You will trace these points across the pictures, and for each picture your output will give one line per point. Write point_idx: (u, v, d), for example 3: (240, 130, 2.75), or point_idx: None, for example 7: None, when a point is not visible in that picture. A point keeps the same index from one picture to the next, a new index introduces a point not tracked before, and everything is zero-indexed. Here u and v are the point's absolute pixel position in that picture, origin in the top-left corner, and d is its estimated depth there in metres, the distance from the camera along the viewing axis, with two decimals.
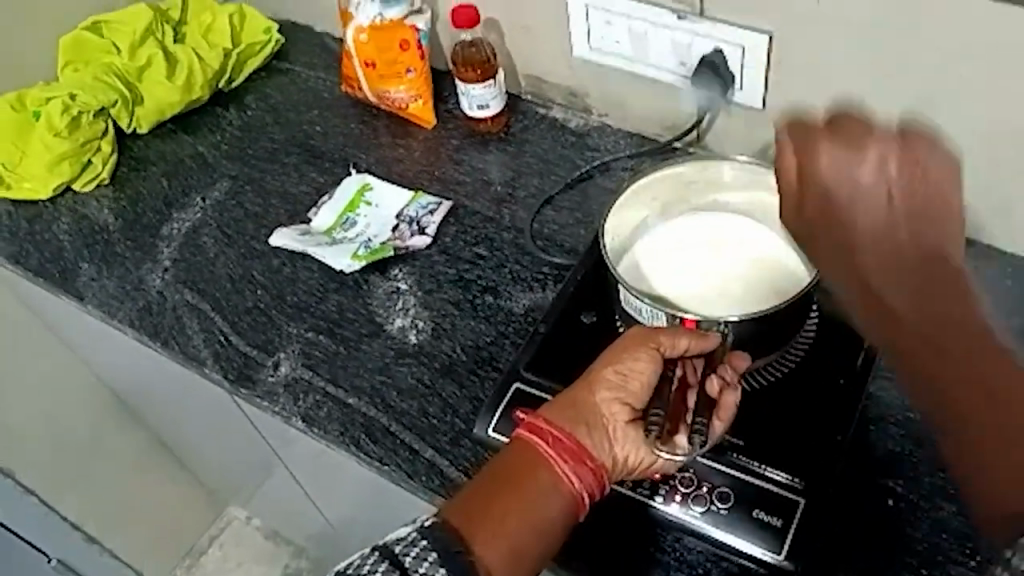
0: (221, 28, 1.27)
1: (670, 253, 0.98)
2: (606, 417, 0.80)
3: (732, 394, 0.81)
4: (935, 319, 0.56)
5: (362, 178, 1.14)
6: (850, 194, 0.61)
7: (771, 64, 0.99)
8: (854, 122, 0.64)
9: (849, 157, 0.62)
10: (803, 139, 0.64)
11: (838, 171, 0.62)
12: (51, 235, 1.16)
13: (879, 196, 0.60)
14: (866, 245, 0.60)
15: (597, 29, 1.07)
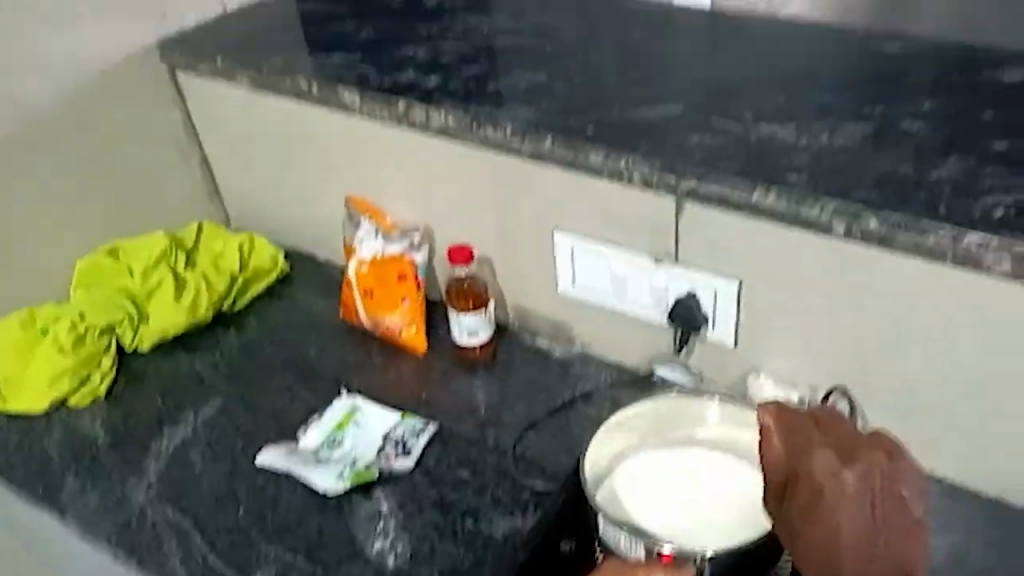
0: (231, 256, 1.37)
1: (651, 481, 1.01)
2: None
3: None
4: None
5: (352, 400, 1.19)
6: (835, 502, 0.76)
7: (740, 306, 1.08)
8: (836, 425, 0.81)
9: (837, 463, 0.77)
10: (794, 436, 0.81)
11: (830, 478, 0.77)
12: (41, 448, 1.18)
13: (862, 503, 0.75)
14: (847, 542, 0.74)
15: (580, 268, 1.17)
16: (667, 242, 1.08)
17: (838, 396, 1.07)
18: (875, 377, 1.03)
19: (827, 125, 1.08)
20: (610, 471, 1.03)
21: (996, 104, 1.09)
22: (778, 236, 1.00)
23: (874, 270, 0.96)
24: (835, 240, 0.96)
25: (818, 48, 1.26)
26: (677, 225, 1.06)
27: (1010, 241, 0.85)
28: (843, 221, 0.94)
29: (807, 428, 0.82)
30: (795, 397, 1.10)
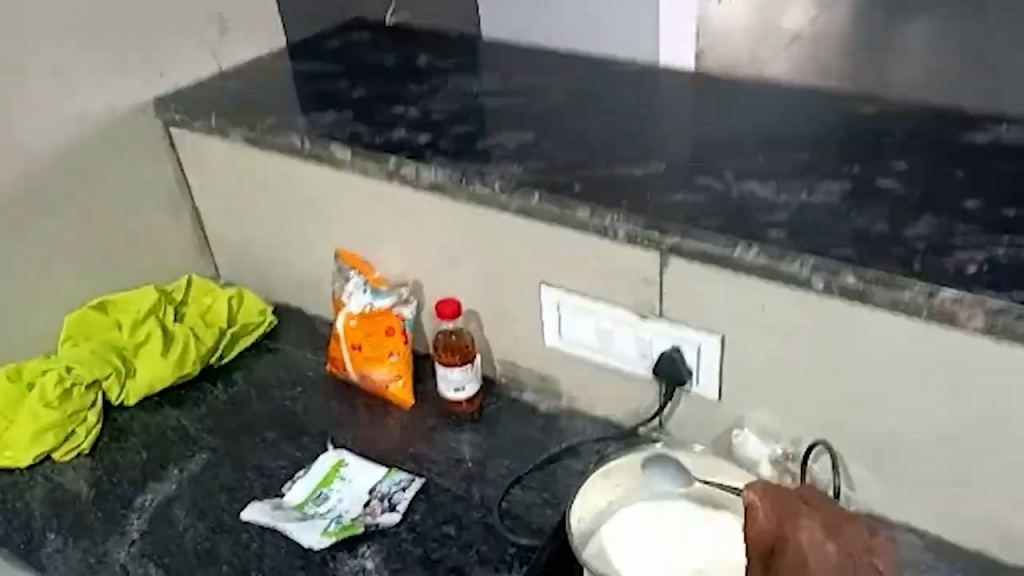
0: (219, 308, 1.38)
1: (643, 538, 1.02)
2: None
3: None
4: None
5: (339, 454, 1.19)
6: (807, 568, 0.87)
7: (724, 359, 1.09)
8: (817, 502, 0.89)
9: (818, 539, 0.87)
10: (784, 512, 0.89)
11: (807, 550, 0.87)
12: (22, 504, 1.17)
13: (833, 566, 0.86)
14: None
15: (566, 322, 1.18)
16: (651, 296, 1.10)
17: (820, 449, 1.09)
18: (857, 430, 1.05)
19: (805, 183, 1.11)
20: (596, 528, 1.04)
21: (967, 164, 1.12)
22: (759, 291, 1.02)
23: (853, 326, 0.98)
24: (817, 294, 0.98)
25: (796, 109, 1.30)
26: (660, 279, 1.08)
27: (982, 296, 0.88)
28: (822, 275, 0.96)
29: (796, 506, 0.89)
30: (778, 449, 1.11)
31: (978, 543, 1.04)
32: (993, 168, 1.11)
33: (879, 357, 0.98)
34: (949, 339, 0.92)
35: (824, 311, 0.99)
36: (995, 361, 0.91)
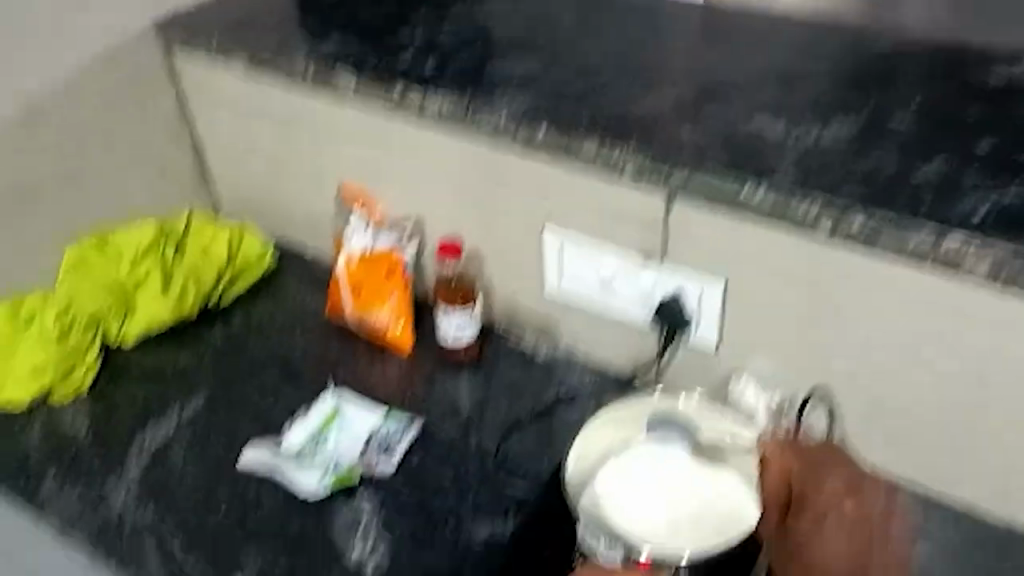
0: (219, 248, 1.35)
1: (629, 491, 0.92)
2: None
3: None
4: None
5: (336, 398, 1.17)
6: (844, 521, 0.95)
7: (726, 305, 1.06)
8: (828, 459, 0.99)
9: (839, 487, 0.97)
10: (810, 461, 0.98)
11: (825, 502, 0.96)
12: (22, 445, 1.17)
13: (841, 515, 0.96)
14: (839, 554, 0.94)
15: (569, 266, 1.15)
16: (654, 237, 1.06)
17: (816, 403, 1.06)
18: (858, 384, 1.01)
19: (818, 123, 1.06)
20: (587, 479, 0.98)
21: (983, 105, 1.07)
22: (763, 235, 0.98)
23: (857, 277, 0.94)
24: (824, 238, 0.94)
25: (811, 42, 1.24)
26: (666, 221, 1.04)
27: (986, 243, 0.86)
28: (829, 216, 0.92)
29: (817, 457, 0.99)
30: (773, 402, 1.08)
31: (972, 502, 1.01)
32: (1009, 111, 1.06)
33: (878, 311, 0.95)
34: (946, 293, 0.90)
35: (827, 260, 0.95)
36: (995, 315, 0.88)
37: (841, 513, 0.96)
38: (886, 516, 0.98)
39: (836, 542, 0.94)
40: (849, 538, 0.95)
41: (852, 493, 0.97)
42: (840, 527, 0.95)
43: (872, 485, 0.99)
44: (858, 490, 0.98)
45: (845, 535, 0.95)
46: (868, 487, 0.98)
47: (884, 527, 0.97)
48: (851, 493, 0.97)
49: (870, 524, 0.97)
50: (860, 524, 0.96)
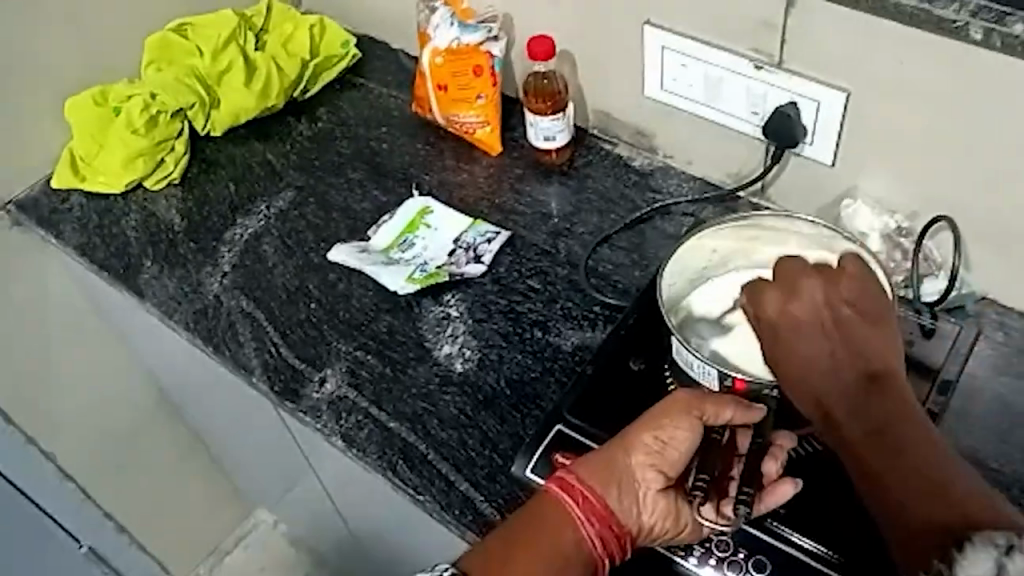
0: (301, 38, 1.29)
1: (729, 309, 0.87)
2: (637, 485, 0.72)
3: (788, 485, 0.73)
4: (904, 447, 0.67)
5: (424, 200, 1.15)
6: (825, 334, 0.73)
7: (848, 121, 0.94)
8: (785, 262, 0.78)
9: (792, 298, 0.75)
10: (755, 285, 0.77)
11: (791, 318, 0.74)
12: (120, 230, 1.19)
13: (816, 332, 0.73)
14: (825, 377, 0.71)
15: (671, 70, 1.04)
16: (771, 42, 0.95)
17: (941, 227, 0.95)
18: (987, 212, 0.91)
19: None
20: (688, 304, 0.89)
21: None
22: (900, 40, 0.86)
23: (1004, 93, 0.83)
24: (974, 48, 0.82)
25: None
26: (784, 24, 0.93)
27: None
28: (983, 25, 0.80)
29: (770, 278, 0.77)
30: (892, 224, 0.97)
31: None
32: None
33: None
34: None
35: (971, 73, 0.84)
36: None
37: (813, 328, 0.73)
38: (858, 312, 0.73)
39: (814, 357, 0.72)
40: (837, 348, 0.72)
41: (814, 297, 0.74)
42: (823, 346, 0.72)
43: (814, 281, 0.75)
44: (801, 293, 0.74)
45: (837, 354, 0.72)
46: (810, 278, 0.75)
47: (857, 320, 0.73)
48: (816, 299, 0.74)
49: (867, 325, 0.73)
50: (835, 338, 0.72)
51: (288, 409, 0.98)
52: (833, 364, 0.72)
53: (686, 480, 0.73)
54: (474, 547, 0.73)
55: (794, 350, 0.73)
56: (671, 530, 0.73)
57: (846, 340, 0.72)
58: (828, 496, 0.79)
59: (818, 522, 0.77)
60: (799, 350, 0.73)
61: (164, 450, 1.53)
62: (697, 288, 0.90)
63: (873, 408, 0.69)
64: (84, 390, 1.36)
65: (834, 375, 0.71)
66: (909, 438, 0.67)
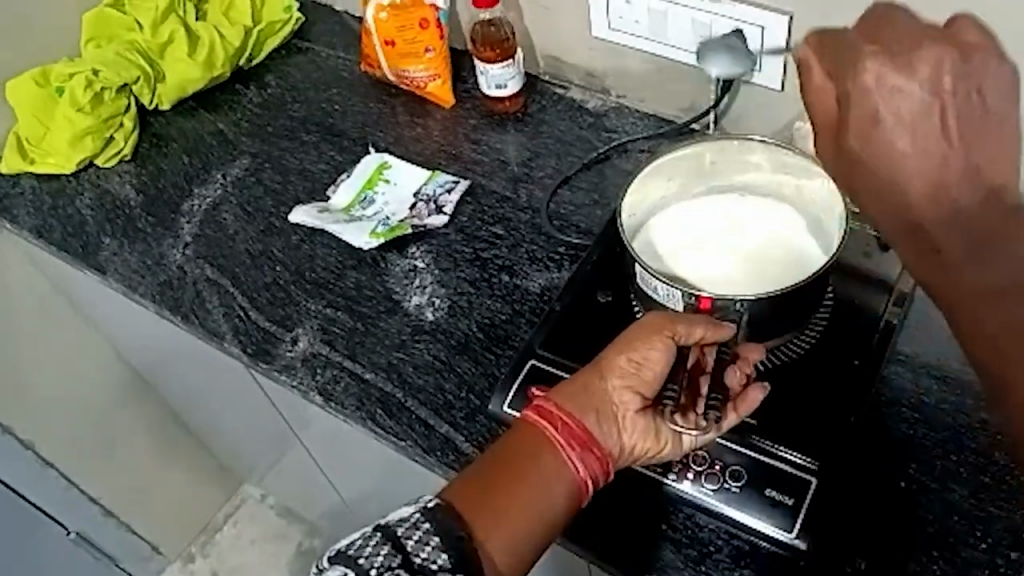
0: (242, 5, 1.26)
1: (703, 261, 0.87)
2: (615, 406, 0.73)
3: (758, 390, 0.74)
4: (995, 280, 0.57)
5: (380, 157, 1.14)
6: (919, 106, 0.59)
7: (791, 43, 0.96)
8: (902, 38, 0.61)
9: (898, 74, 0.59)
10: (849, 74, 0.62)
11: (891, 102, 0.59)
12: (74, 209, 1.17)
13: (929, 119, 0.59)
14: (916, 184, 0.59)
15: (616, 8, 1.05)
16: None
17: None
18: None
19: None
20: (680, 273, 0.86)
21: None
22: None
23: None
24: None
25: None
26: None
27: None
28: None
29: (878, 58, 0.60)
30: None
31: None
32: None
33: None
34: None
35: None
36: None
37: (916, 105, 0.59)
38: (968, 79, 0.59)
39: (902, 156, 0.59)
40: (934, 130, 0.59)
41: (894, 74, 0.59)
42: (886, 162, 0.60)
43: (922, 41, 0.60)
44: (894, 45, 0.61)
45: (925, 127, 0.59)
46: (880, 52, 0.60)
47: (986, 103, 0.58)
48: (891, 75, 0.59)
49: (973, 108, 0.58)
50: (933, 117, 0.59)
51: (262, 370, 0.98)
52: (930, 155, 0.59)
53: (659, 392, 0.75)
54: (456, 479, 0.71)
55: (872, 126, 0.60)
56: (651, 448, 0.74)
57: (951, 101, 0.58)
58: (800, 405, 0.81)
59: (792, 429, 0.79)
60: (874, 136, 0.60)
61: (145, 431, 1.52)
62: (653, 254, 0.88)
63: (956, 215, 0.58)
64: (51, 375, 1.35)
65: (931, 179, 0.59)
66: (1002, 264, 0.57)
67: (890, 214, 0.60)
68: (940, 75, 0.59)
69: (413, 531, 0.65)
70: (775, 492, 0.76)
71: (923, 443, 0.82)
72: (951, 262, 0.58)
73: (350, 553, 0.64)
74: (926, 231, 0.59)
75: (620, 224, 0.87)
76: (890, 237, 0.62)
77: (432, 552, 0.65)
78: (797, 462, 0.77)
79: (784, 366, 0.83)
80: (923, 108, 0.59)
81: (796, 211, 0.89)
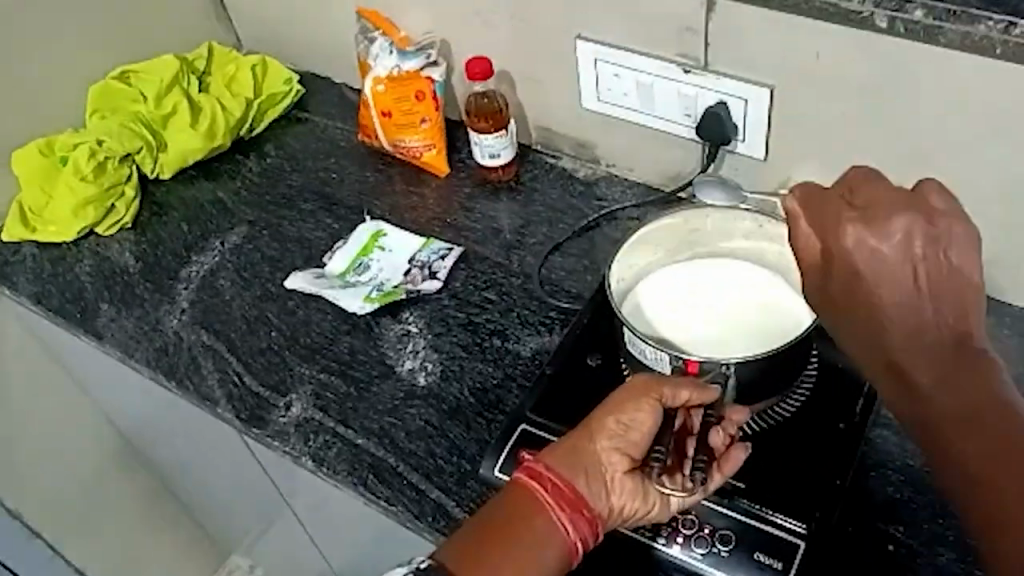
0: (244, 78, 1.31)
1: (683, 322, 0.89)
2: (604, 467, 0.74)
3: (741, 450, 0.76)
4: (966, 413, 0.57)
5: (376, 225, 1.16)
6: (897, 259, 0.61)
7: (773, 115, 0.99)
8: (876, 195, 0.64)
9: (871, 234, 0.62)
10: (829, 225, 0.64)
11: (865, 254, 0.62)
12: (74, 276, 1.19)
13: (904, 276, 0.61)
14: (894, 324, 0.61)
15: (605, 81, 1.08)
16: (695, 46, 0.99)
17: None
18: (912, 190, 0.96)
19: None
20: (660, 333, 0.88)
21: None
22: (812, 35, 0.91)
23: (914, 73, 0.88)
24: (879, 35, 0.87)
25: None
26: (706, 27, 0.97)
27: None
28: (886, 14, 0.85)
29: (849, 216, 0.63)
30: None
31: None
32: None
33: (931, 111, 0.89)
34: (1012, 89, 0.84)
35: (882, 59, 0.89)
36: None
37: (890, 260, 0.61)
38: (936, 240, 0.61)
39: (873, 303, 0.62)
40: (913, 283, 0.61)
41: (871, 236, 0.62)
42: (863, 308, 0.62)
43: (894, 204, 0.63)
44: (874, 210, 0.63)
45: (902, 284, 0.61)
46: (855, 215, 0.63)
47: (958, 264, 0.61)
48: (868, 236, 0.62)
49: (944, 270, 0.61)
50: (907, 272, 0.61)
51: (255, 435, 0.99)
52: (906, 305, 0.60)
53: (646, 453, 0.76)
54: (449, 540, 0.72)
55: (853, 280, 0.63)
56: (640, 508, 0.74)
57: (925, 262, 0.61)
58: (787, 467, 0.81)
59: (780, 493, 0.80)
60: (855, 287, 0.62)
61: (135, 498, 1.50)
62: (637, 314, 0.90)
63: (927, 352, 0.59)
64: (44, 441, 1.35)
65: (904, 322, 0.60)
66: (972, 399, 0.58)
67: (866, 350, 0.62)
68: (911, 242, 0.61)
69: None
70: (765, 556, 0.76)
71: (912, 507, 0.82)
72: (924, 396, 0.59)
73: None
74: (900, 367, 0.60)
75: (609, 286, 0.89)
76: (870, 368, 0.63)
77: None
78: (786, 526, 0.77)
79: (770, 427, 0.84)
80: (898, 267, 0.61)
81: (779, 275, 0.92)
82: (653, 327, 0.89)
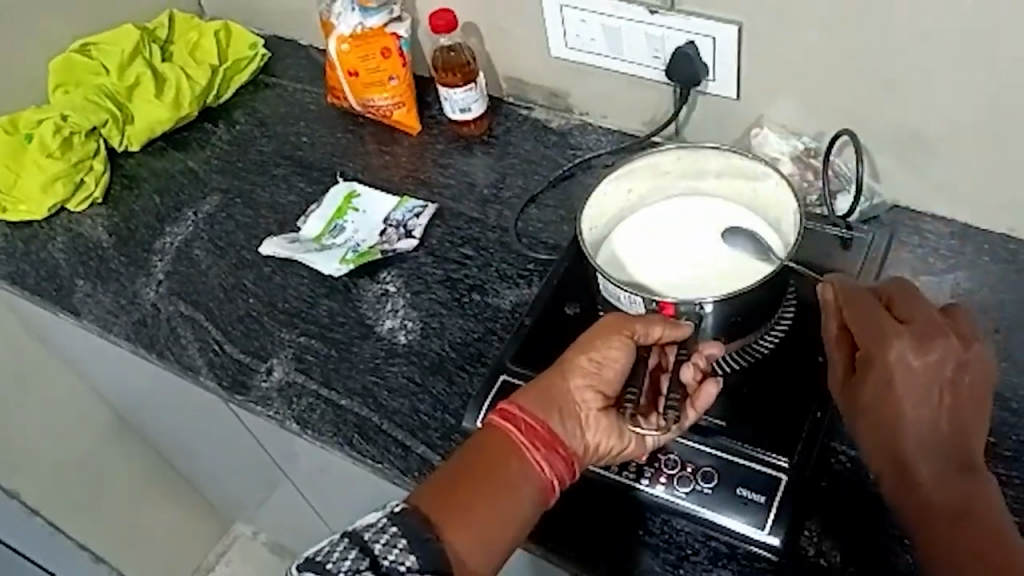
0: (207, 45, 1.29)
1: (652, 262, 0.89)
2: (578, 405, 0.74)
3: (714, 385, 0.74)
4: (958, 508, 0.66)
5: (349, 185, 1.15)
6: (929, 375, 0.68)
7: (741, 51, 0.98)
8: (913, 310, 0.71)
9: (909, 348, 0.69)
10: (868, 328, 0.71)
11: (900, 365, 0.69)
12: (48, 254, 1.18)
13: (931, 391, 0.68)
14: (914, 429, 0.68)
15: (572, 27, 1.07)
16: None
17: (844, 141, 0.99)
18: (884, 121, 0.95)
19: None
20: (628, 273, 0.89)
21: None
22: None
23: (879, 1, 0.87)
24: None
25: None
26: None
27: None
28: None
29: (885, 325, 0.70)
30: (800, 145, 1.01)
31: (1007, 228, 0.97)
32: None
33: (898, 39, 0.88)
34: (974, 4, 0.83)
35: None
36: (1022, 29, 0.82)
37: (923, 373, 0.68)
38: (964, 365, 0.69)
39: (895, 409, 0.69)
40: (937, 400, 0.68)
41: (912, 354, 0.68)
42: (884, 407, 0.69)
43: (928, 321, 0.70)
44: (913, 325, 0.70)
45: (928, 398, 0.68)
46: (893, 325, 0.70)
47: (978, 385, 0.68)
48: (909, 354, 0.69)
49: (965, 388, 0.68)
50: (935, 389, 0.68)
51: (238, 401, 0.99)
52: (926, 416, 0.68)
53: (620, 393, 0.77)
54: (424, 485, 0.71)
55: (885, 385, 0.69)
56: (615, 446, 0.75)
57: (950, 382, 0.68)
58: (766, 403, 0.82)
59: (760, 429, 0.81)
60: (884, 391, 0.69)
61: (131, 474, 1.51)
62: (608, 255, 0.91)
63: (939, 457, 0.67)
64: (33, 422, 1.34)
65: (921, 433, 0.68)
66: (965, 498, 0.66)
67: (881, 447, 0.70)
68: (944, 362, 0.68)
69: (381, 535, 0.66)
70: (748, 491, 0.77)
71: None
72: (927, 492, 0.67)
73: (320, 559, 0.65)
74: (910, 466, 0.68)
75: (581, 233, 0.88)
76: (880, 457, 0.70)
77: (400, 554, 0.65)
78: (768, 461, 0.78)
79: (748, 365, 0.85)
80: (927, 381, 0.68)
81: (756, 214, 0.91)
82: (623, 268, 0.89)
